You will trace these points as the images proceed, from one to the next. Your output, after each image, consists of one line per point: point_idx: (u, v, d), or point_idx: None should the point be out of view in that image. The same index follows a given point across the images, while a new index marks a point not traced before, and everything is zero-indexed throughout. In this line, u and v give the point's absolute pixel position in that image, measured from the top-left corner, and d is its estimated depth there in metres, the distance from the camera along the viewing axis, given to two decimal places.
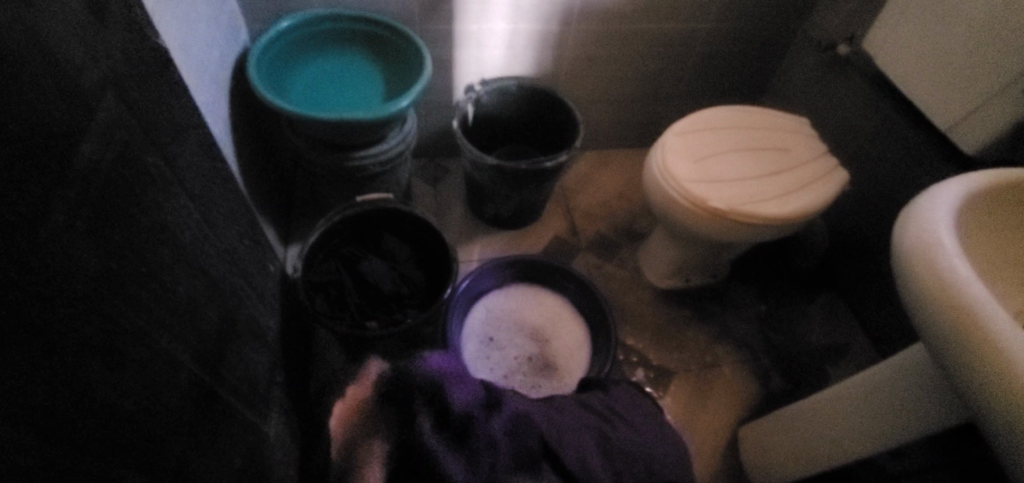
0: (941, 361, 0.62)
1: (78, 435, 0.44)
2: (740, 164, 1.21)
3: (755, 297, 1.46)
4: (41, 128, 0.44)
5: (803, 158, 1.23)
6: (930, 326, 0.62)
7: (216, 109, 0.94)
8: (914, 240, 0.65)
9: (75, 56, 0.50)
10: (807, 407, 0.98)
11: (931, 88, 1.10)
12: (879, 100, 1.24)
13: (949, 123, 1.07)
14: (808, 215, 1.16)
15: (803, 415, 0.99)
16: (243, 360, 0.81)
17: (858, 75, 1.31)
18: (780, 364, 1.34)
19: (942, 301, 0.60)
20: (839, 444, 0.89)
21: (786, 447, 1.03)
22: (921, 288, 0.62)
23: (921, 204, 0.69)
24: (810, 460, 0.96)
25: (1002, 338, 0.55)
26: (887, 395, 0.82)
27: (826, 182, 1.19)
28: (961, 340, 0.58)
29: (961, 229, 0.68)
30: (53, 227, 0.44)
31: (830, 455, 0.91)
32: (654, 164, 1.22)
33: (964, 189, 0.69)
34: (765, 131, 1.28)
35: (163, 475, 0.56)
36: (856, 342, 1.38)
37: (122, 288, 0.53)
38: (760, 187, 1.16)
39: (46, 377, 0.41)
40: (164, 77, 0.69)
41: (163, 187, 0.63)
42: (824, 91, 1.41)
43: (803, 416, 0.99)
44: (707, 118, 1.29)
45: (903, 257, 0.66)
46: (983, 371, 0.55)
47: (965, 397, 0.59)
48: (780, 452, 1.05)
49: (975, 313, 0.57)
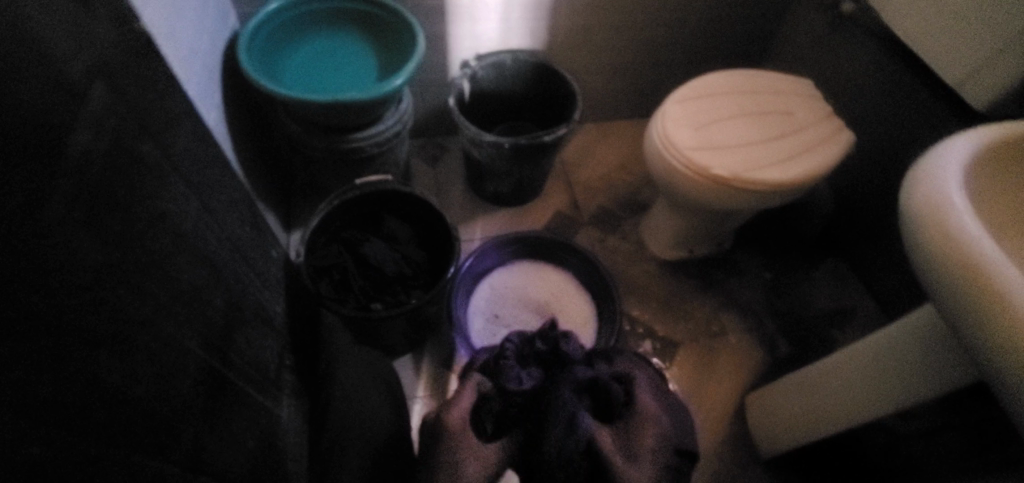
0: (951, 321, 0.61)
1: (92, 422, 0.45)
2: (743, 131, 1.18)
3: (760, 264, 1.45)
4: (33, 120, 0.44)
5: (806, 121, 1.21)
6: (941, 286, 0.61)
7: (210, 96, 0.93)
8: (923, 199, 0.64)
9: (60, 45, 0.50)
10: (815, 372, 0.99)
11: (938, 44, 1.07)
12: (886, 59, 1.21)
13: (957, 79, 1.04)
14: (813, 179, 1.14)
15: (811, 380, 0.99)
16: (251, 345, 0.82)
17: (863, 32, 1.27)
18: (786, 330, 1.34)
19: (951, 259, 0.59)
20: (845, 407, 0.90)
21: (794, 411, 1.04)
22: (931, 248, 0.61)
23: (930, 162, 0.67)
24: (817, 424, 0.97)
25: (1012, 293, 0.54)
26: (893, 358, 0.82)
27: (831, 145, 1.17)
28: (970, 297, 0.57)
29: (971, 186, 0.67)
30: (51, 219, 0.44)
31: (835, 419, 0.92)
32: (656, 133, 1.20)
33: (973, 145, 0.67)
34: (767, 95, 1.25)
35: (179, 458, 0.57)
36: (862, 305, 1.37)
37: (124, 277, 0.53)
38: (763, 153, 1.14)
39: (55, 369, 0.42)
40: (154, 65, 0.68)
41: (160, 176, 0.63)
42: (828, 51, 1.38)
43: (809, 381, 1.00)
44: (708, 84, 1.27)
45: (911, 216, 0.65)
46: (994, 329, 0.55)
47: (975, 356, 0.59)
48: (787, 417, 1.06)
49: (987, 271, 0.56)
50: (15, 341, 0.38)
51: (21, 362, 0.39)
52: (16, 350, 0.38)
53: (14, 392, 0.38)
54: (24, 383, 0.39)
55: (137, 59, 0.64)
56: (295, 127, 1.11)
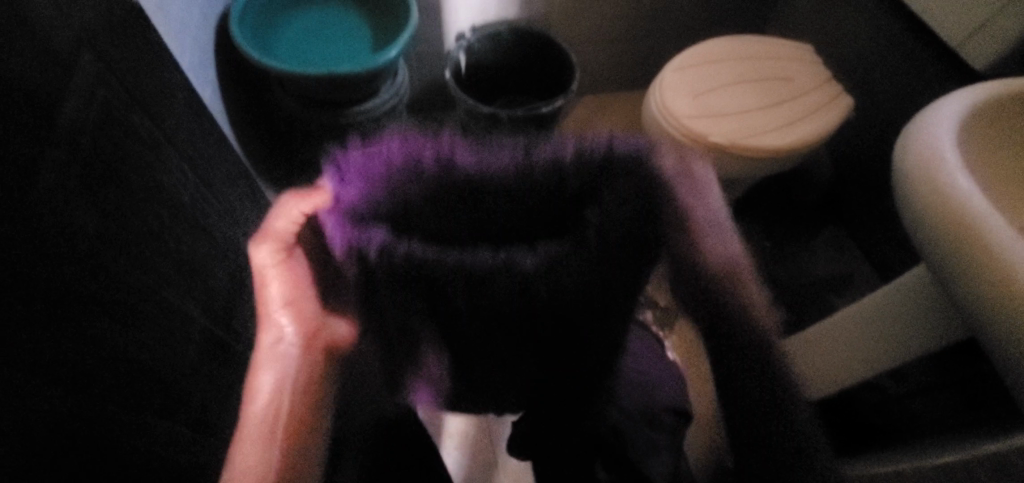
0: (943, 277, 0.62)
1: (94, 383, 0.46)
2: (741, 98, 1.17)
3: (760, 233, 1.45)
4: (20, 88, 0.44)
5: (806, 86, 1.19)
6: (932, 244, 0.61)
7: (202, 70, 0.93)
8: (916, 158, 0.64)
9: (48, 15, 0.50)
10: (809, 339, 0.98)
11: (938, 5, 1.05)
12: (887, 21, 1.19)
13: (958, 40, 1.03)
14: (812, 144, 1.13)
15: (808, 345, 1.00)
16: (252, 315, 0.84)
17: None
18: (783, 298, 1.35)
19: (944, 216, 0.59)
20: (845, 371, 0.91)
21: None
22: (924, 207, 0.61)
23: (924, 120, 0.67)
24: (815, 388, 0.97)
25: (1001, 248, 0.55)
26: (885, 320, 0.83)
27: (830, 110, 1.16)
28: (962, 252, 0.58)
29: (965, 144, 0.66)
30: (44, 186, 0.45)
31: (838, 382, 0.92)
32: (654, 102, 1.19)
33: (969, 103, 0.67)
34: (766, 60, 1.24)
35: (187, 420, 0.59)
36: (861, 271, 1.38)
37: (125, 246, 0.54)
38: (761, 119, 1.14)
39: (57, 332, 0.44)
40: (144, 36, 0.68)
41: (153, 147, 0.63)
42: (829, 15, 1.35)
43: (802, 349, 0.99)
44: (707, 50, 1.25)
45: (905, 174, 0.65)
46: (987, 286, 0.55)
47: (969, 312, 0.60)
48: None
49: (977, 227, 0.56)
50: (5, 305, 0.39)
51: (11, 325, 0.40)
52: (7, 312, 0.39)
53: (4, 352, 0.39)
54: (14, 344, 0.40)
55: (125, 31, 0.63)
56: (291, 103, 1.10)
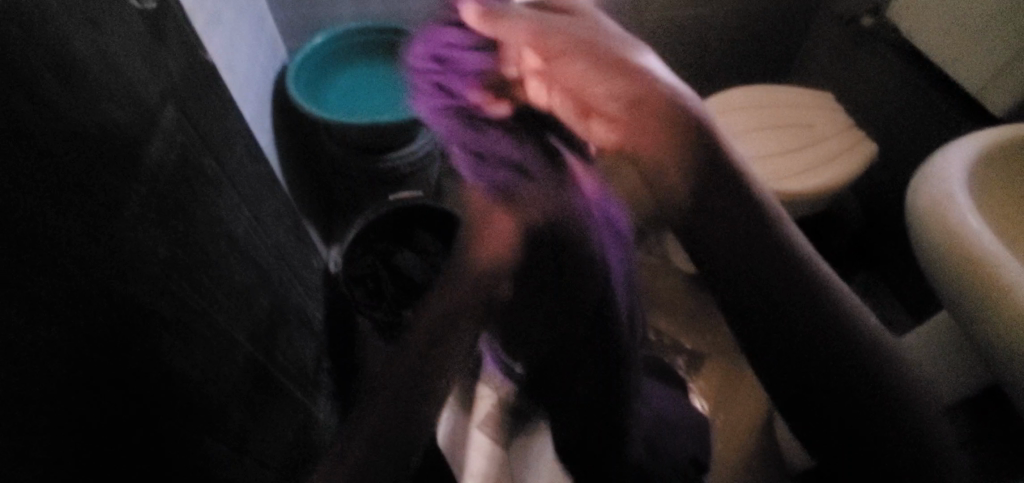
0: (965, 319, 0.62)
1: (136, 396, 0.51)
2: (762, 144, 1.20)
3: None
4: (116, 135, 0.53)
5: (828, 132, 1.22)
6: (951, 285, 0.62)
7: (261, 120, 1.04)
8: (926, 199, 0.66)
9: (141, 74, 0.59)
10: None
11: (955, 54, 1.08)
12: (906, 70, 1.23)
13: (976, 86, 1.06)
14: (834, 189, 1.15)
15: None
16: (292, 345, 0.89)
17: (886, 46, 1.28)
18: None
19: (958, 256, 0.61)
20: None
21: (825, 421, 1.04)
22: (938, 247, 0.63)
23: (934, 162, 0.69)
24: None
25: (1015, 289, 0.56)
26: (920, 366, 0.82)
27: (852, 156, 1.18)
28: (978, 290, 0.59)
29: (976, 186, 0.68)
30: (129, 216, 0.53)
31: None
32: None
33: (979, 146, 0.69)
34: (788, 108, 1.27)
35: (226, 436, 0.64)
36: (896, 318, 1.36)
37: (189, 272, 0.62)
38: (783, 164, 1.17)
39: (126, 343, 0.50)
40: (215, 90, 0.78)
41: (216, 185, 0.71)
42: (849, 67, 1.39)
43: None
44: (731, 99, 1.29)
45: (916, 214, 0.67)
46: (1012, 329, 0.56)
47: (993, 354, 0.60)
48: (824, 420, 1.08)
49: (993, 268, 0.58)
50: (76, 321, 0.45)
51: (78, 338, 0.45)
52: (80, 324, 0.45)
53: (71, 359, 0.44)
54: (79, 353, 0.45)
55: (200, 86, 0.73)
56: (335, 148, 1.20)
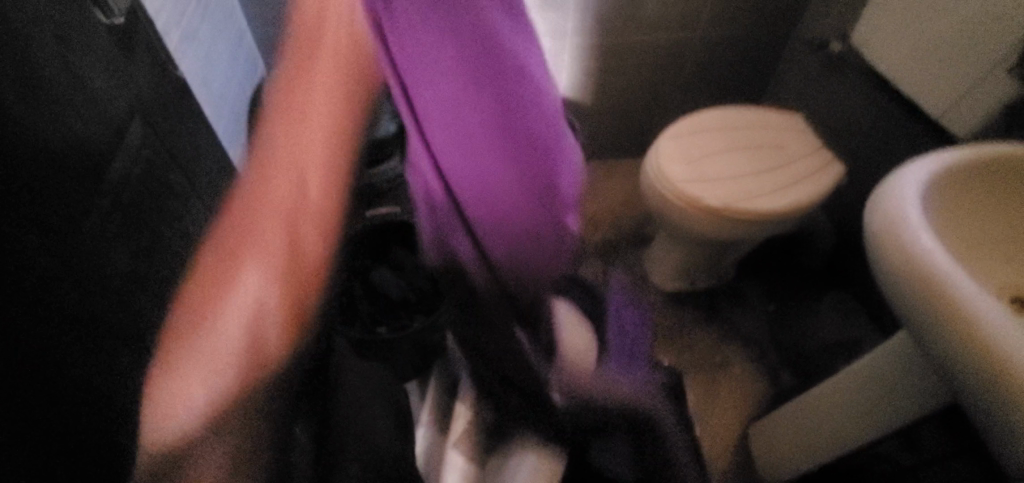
0: (923, 338, 0.64)
1: (92, 406, 0.48)
2: (734, 163, 1.23)
3: (764, 296, 1.48)
4: (77, 147, 0.52)
5: (798, 153, 1.25)
6: (908, 305, 0.64)
7: (236, 136, 1.04)
8: (884, 220, 0.68)
9: (104, 84, 0.58)
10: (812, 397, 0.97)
11: (918, 78, 1.14)
12: (873, 94, 1.27)
13: (939, 109, 1.10)
14: (804, 208, 1.18)
15: (801, 410, 1.01)
16: None
17: (851, 72, 1.33)
18: (790, 361, 1.37)
19: (914, 277, 0.62)
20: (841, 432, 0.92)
21: (790, 440, 1.04)
22: (896, 267, 0.65)
23: (890, 184, 0.71)
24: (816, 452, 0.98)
25: (969, 309, 0.58)
26: (876, 386, 0.84)
27: (822, 176, 1.21)
28: (933, 307, 0.61)
29: (931, 207, 0.70)
30: (87, 229, 0.52)
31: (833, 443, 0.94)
32: (651, 165, 1.26)
33: (933, 168, 0.72)
34: (760, 129, 1.30)
35: None
36: (867, 335, 1.39)
37: (150, 288, 0.60)
38: (754, 183, 1.19)
39: (84, 361, 0.48)
40: (186, 106, 0.77)
41: (182, 201, 0.70)
42: (819, 90, 1.44)
43: (811, 405, 0.98)
44: (707, 118, 1.32)
45: (874, 233, 0.69)
46: (967, 349, 0.57)
47: (951, 372, 0.62)
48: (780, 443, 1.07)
49: (947, 289, 0.60)
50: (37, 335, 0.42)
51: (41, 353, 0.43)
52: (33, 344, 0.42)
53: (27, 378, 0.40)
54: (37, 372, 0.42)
55: (173, 103, 0.73)
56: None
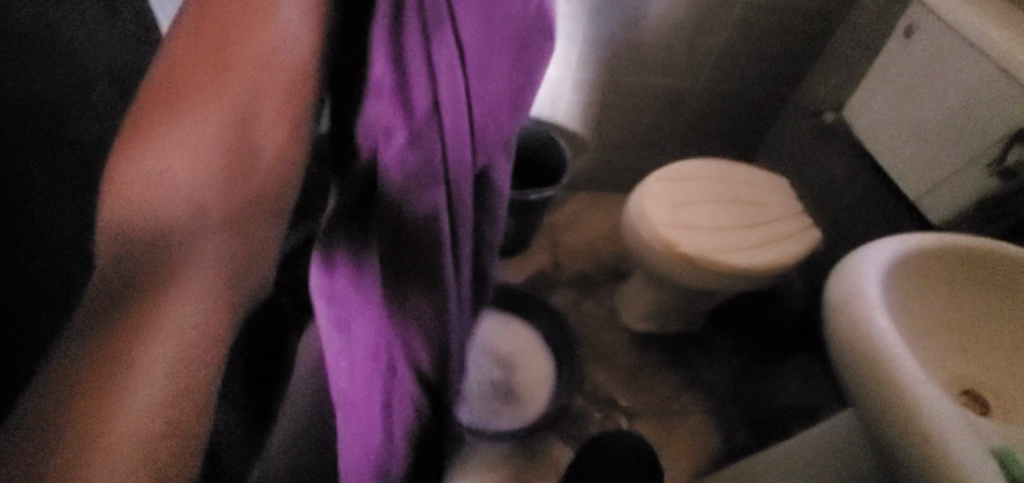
0: (868, 422, 0.64)
1: None
2: (715, 215, 1.23)
3: (732, 350, 1.47)
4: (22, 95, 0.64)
5: (778, 213, 1.26)
6: (857, 388, 0.64)
7: None
8: (843, 297, 0.68)
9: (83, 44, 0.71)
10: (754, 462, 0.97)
11: (903, 159, 1.16)
12: (859, 168, 1.29)
13: (918, 193, 1.12)
14: (777, 268, 1.18)
15: None
16: None
17: (843, 142, 1.35)
18: (748, 420, 1.36)
19: (867, 361, 0.62)
20: None
21: None
22: (850, 348, 0.64)
23: (854, 260, 0.71)
24: None
25: (916, 403, 0.58)
26: (815, 460, 0.84)
27: (798, 239, 1.22)
28: (881, 396, 0.61)
29: (888, 287, 0.71)
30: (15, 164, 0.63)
31: None
32: (633, 205, 1.26)
33: (897, 250, 0.72)
34: (743, 184, 1.31)
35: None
36: (828, 404, 1.39)
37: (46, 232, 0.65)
38: (732, 238, 1.20)
39: None
40: None
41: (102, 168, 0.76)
42: (809, 156, 1.46)
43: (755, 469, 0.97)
44: (692, 167, 1.33)
45: (833, 308, 0.68)
46: (910, 443, 0.58)
47: (892, 462, 0.61)
48: None
49: (897, 379, 0.59)
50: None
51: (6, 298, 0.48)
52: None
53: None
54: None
55: None
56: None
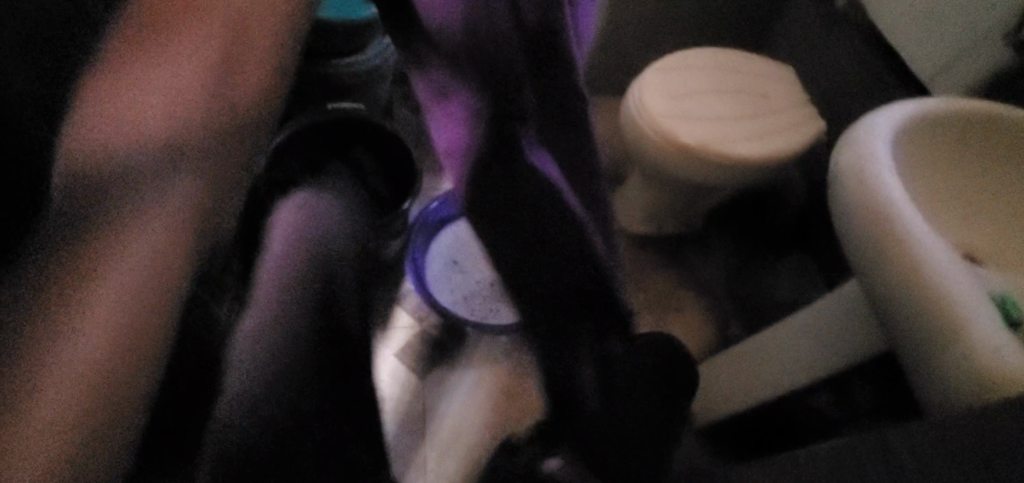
0: (869, 281, 0.65)
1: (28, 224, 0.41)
2: (717, 105, 1.19)
3: (729, 249, 1.49)
4: None
5: (783, 103, 1.21)
6: (859, 247, 0.64)
7: None
8: (853, 159, 0.66)
9: None
10: (749, 347, 1.01)
11: (914, 39, 1.10)
12: (868, 55, 1.24)
13: (927, 76, 1.08)
14: (779, 159, 1.16)
15: (746, 356, 1.02)
16: None
17: (853, 28, 1.28)
18: (742, 314, 1.40)
19: (873, 219, 0.62)
20: (770, 381, 0.95)
21: (728, 386, 1.04)
22: (857, 209, 0.64)
23: (865, 122, 0.69)
24: (746, 395, 1.00)
25: (921, 254, 0.58)
26: (810, 339, 0.89)
27: (802, 129, 1.18)
28: (885, 252, 0.61)
29: (901, 155, 0.68)
30: None
31: (761, 390, 0.96)
32: (632, 100, 1.21)
33: (910, 111, 0.69)
34: (749, 73, 1.25)
35: None
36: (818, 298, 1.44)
37: None
38: (733, 128, 1.16)
39: None
40: None
41: None
42: (817, 46, 1.39)
43: (751, 350, 1.01)
44: (695, 55, 1.26)
45: (839, 172, 0.67)
46: (913, 293, 0.58)
47: (891, 318, 0.63)
48: (718, 388, 1.08)
49: (904, 234, 0.59)
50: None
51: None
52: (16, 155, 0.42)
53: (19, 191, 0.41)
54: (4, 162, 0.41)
55: None
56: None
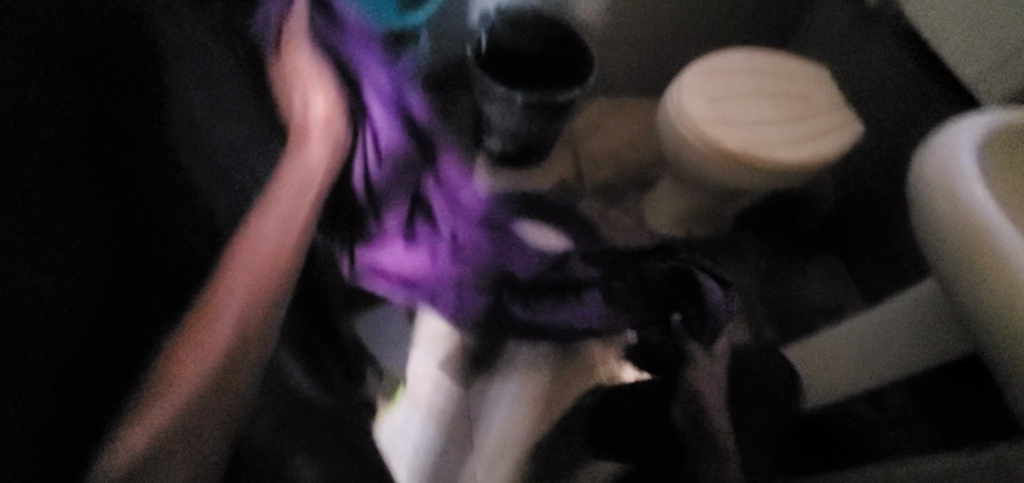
0: (957, 293, 0.63)
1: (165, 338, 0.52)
2: (755, 109, 1.18)
3: (759, 251, 1.49)
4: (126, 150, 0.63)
5: (820, 106, 1.21)
6: (947, 258, 0.62)
7: None
8: (936, 170, 0.65)
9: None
10: (857, 324, 1.01)
11: (956, 40, 1.09)
12: (903, 56, 1.24)
13: (974, 77, 1.06)
14: (819, 163, 1.15)
15: (852, 334, 1.02)
16: None
17: (880, 29, 1.29)
18: (775, 317, 1.39)
19: (962, 231, 0.60)
20: (892, 356, 0.95)
21: (840, 358, 1.03)
22: (945, 219, 0.62)
23: (947, 134, 0.68)
24: (860, 372, 0.99)
25: (1016, 268, 0.56)
26: (932, 315, 0.90)
27: (841, 133, 1.17)
28: (975, 264, 0.59)
29: (983, 167, 0.67)
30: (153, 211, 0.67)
31: (884, 365, 0.96)
32: (670, 103, 1.20)
33: (990, 125, 0.69)
34: (784, 76, 1.24)
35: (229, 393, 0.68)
36: (851, 300, 1.43)
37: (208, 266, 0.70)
38: (773, 133, 1.15)
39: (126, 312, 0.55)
40: None
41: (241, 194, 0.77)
42: (846, 46, 1.39)
43: (863, 326, 1.00)
44: (731, 58, 1.25)
45: (920, 183, 0.66)
46: (1008, 307, 0.56)
47: (982, 331, 0.61)
48: (821, 364, 1.06)
49: (996, 248, 0.58)
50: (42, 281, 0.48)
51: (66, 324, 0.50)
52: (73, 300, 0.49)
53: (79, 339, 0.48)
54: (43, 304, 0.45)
55: None
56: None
